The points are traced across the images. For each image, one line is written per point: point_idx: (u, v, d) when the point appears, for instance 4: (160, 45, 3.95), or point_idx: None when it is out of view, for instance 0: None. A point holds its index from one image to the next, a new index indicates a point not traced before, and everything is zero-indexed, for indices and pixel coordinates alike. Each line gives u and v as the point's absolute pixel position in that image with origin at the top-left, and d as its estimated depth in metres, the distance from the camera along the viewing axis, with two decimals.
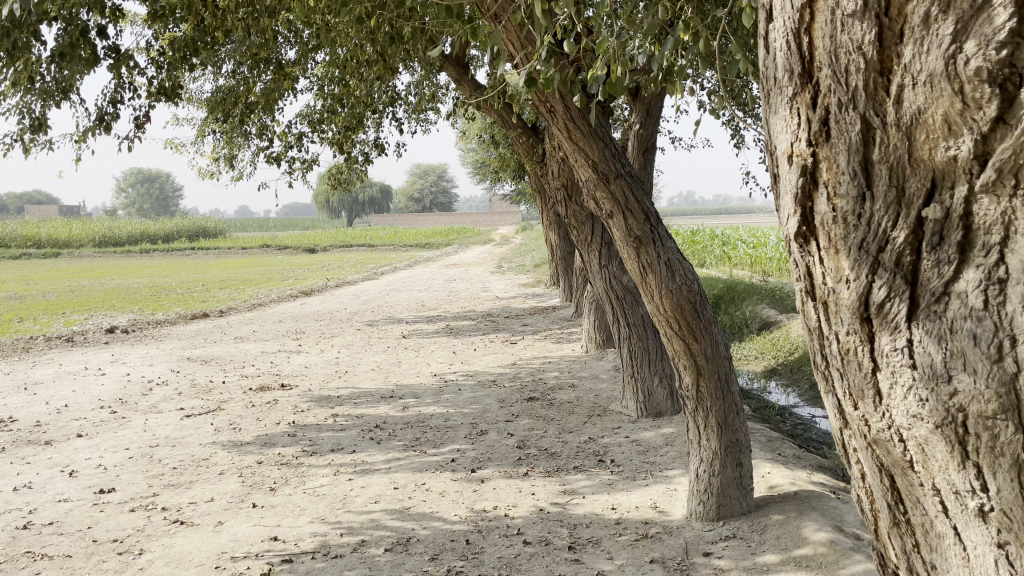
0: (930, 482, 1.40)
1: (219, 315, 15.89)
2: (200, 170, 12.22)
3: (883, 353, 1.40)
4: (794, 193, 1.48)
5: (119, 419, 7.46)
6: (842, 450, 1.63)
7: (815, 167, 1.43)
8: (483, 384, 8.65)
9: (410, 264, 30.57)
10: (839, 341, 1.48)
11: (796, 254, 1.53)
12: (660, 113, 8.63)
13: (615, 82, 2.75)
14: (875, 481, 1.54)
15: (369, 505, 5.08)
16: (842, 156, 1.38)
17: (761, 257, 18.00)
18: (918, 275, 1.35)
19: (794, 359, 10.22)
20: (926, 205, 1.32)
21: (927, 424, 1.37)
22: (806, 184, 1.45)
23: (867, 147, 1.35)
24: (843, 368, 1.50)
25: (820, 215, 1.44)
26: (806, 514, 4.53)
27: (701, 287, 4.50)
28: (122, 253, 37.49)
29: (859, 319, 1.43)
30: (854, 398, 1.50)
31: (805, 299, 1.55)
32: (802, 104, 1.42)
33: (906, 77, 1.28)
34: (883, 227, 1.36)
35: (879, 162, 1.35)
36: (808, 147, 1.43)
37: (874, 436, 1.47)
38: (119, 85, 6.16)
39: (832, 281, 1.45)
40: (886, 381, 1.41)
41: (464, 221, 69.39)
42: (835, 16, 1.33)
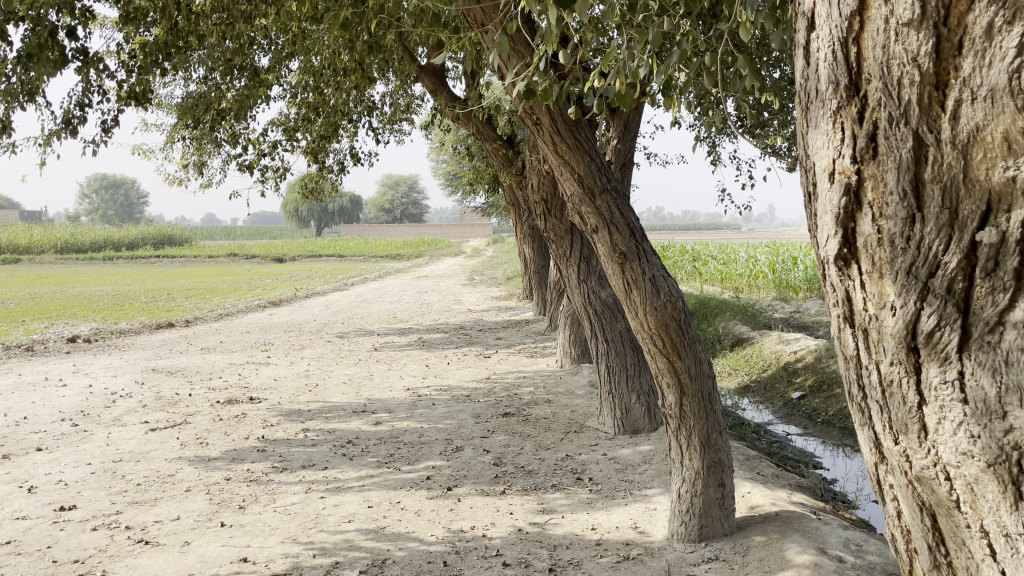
0: (977, 524, 1.43)
1: (185, 325, 15.57)
2: (168, 177, 11.98)
3: (930, 385, 1.43)
4: (835, 213, 1.49)
5: (80, 433, 7.21)
6: (877, 488, 1.67)
7: (859, 185, 1.43)
8: (457, 398, 8.52)
9: (381, 275, 30.30)
10: (880, 371, 1.50)
11: (835, 276, 1.54)
12: (638, 128, 8.60)
13: (623, 95, 2.67)
14: (914, 520, 1.57)
15: (342, 525, 4.93)
16: (889, 175, 1.38)
17: (730, 273, 18.09)
18: (970, 303, 1.35)
19: (767, 376, 10.23)
20: (981, 228, 1.32)
21: (978, 462, 1.40)
22: (849, 204, 1.46)
23: (919, 164, 1.35)
24: (883, 400, 1.52)
25: (862, 237, 1.45)
26: (788, 535, 4.48)
27: (685, 304, 4.42)
28: (86, 260, 36.79)
29: (905, 349, 1.44)
30: (894, 432, 1.52)
31: (842, 326, 1.56)
32: (848, 117, 1.43)
33: (964, 91, 1.28)
34: (934, 251, 1.36)
35: (930, 181, 1.35)
36: (852, 164, 1.43)
37: (917, 474, 1.50)
38: (87, 89, 6.00)
39: (874, 308, 1.47)
40: (933, 417, 1.44)
41: (434, 233, 69.18)
42: (888, 26, 1.33)
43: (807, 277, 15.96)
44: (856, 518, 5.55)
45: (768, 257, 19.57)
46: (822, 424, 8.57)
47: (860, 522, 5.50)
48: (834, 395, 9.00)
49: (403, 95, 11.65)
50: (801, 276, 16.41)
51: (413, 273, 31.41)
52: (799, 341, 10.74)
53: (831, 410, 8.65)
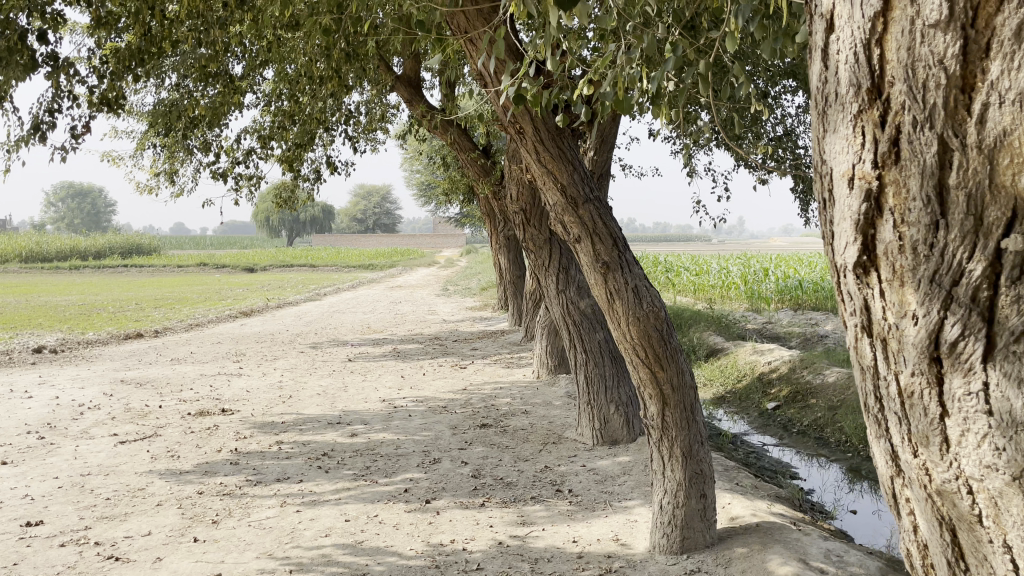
0: (1000, 538, 1.45)
1: (154, 336, 15.30)
2: (138, 185, 11.80)
3: (953, 396, 1.44)
4: (855, 220, 1.50)
5: (47, 446, 7.02)
6: (893, 502, 1.69)
7: (880, 192, 1.44)
8: (434, 410, 8.43)
9: (354, 286, 30.07)
10: (899, 382, 1.52)
11: (853, 284, 1.55)
12: (615, 140, 8.61)
13: (619, 102, 2.57)
14: (933, 535, 1.60)
15: (319, 540, 4.83)
16: (913, 181, 1.40)
17: (703, 284, 18.20)
18: (995, 313, 1.37)
19: (742, 387, 10.27)
20: (1006, 236, 1.33)
21: (1003, 475, 1.41)
22: (869, 210, 1.47)
23: (944, 170, 1.36)
24: (904, 412, 1.54)
25: (882, 244, 1.47)
26: (770, 546, 4.47)
27: (669, 314, 4.40)
28: (52, 269, 36.13)
29: (928, 359, 1.46)
30: (914, 444, 1.54)
31: (860, 335, 1.58)
32: (870, 121, 1.43)
33: (992, 94, 1.30)
34: (958, 258, 1.38)
35: (955, 187, 1.36)
36: (873, 170, 1.45)
37: (937, 487, 1.52)
38: (57, 94, 5.88)
39: (895, 317, 1.48)
40: (957, 429, 1.45)
41: (407, 243, 68.91)
42: (914, 26, 1.33)
43: (779, 289, 16.09)
44: (834, 529, 5.56)
45: (740, 269, 19.72)
46: (798, 434, 8.61)
47: (839, 532, 5.51)
48: (808, 405, 9.05)
49: (379, 104, 11.58)
50: (773, 287, 16.54)
51: (386, 283, 31.21)
52: (773, 352, 10.81)
53: (806, 421, 8.70)
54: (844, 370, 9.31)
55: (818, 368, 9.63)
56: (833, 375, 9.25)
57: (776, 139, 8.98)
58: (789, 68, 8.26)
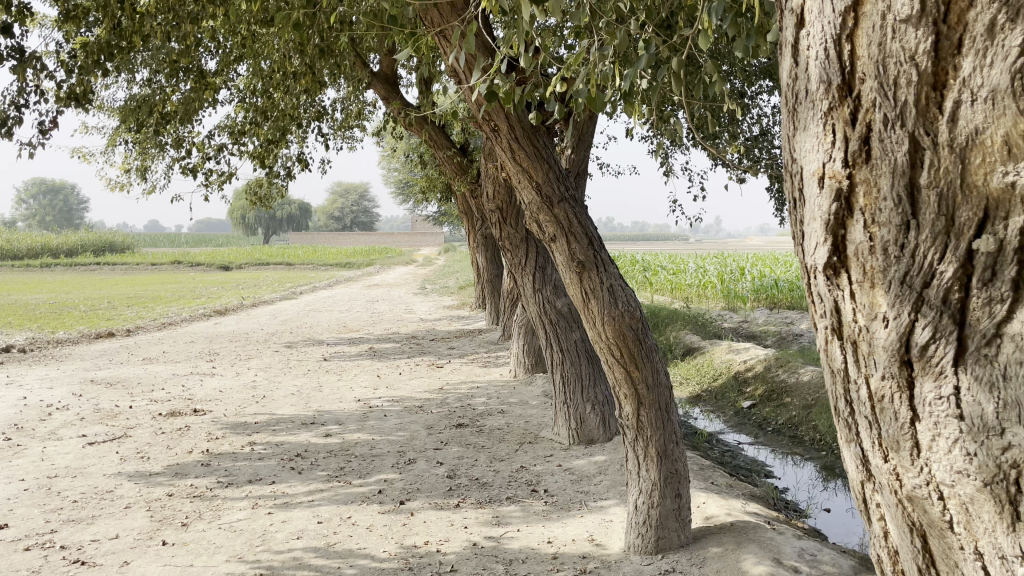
0: (972, 546, 1.44)
1: (126, 335, 15.08)
2: (108, 182, 11.63)
3: (924, 401, 1.43)
4: (825, 220, 1.49)
5: (12, 447, 6.87)
6: (863, 507, 1.68)
7: (850, 190, 1.43)
8: (409, 409, 8.37)
9: (330, 284, 29.85)
10: (870, 386, 1.51)
11: (823, 285, 1.54)
12: (592, 139, 8.61)
13: (592, 98, 2.51)
14: (904, 541, 1.58)
15: (290, 542, 4.76)
16: (883, 180, 1.38)
17: (680, 283, 18.24)
18: (966, 315, 1.35)
19: (718, 386, 10.31)
20: (977, 237, 1.32)
21: (974, 481, 1.40)
22: (840, 210, 1.46)
23: (914, 169, 1.35)
24: (874, 415, 1.52)
25: (853, 245, 1.46)
26: (744, 546, 4.47)
27: (643, 314, 4.38)
28: (22, 266, 35.57)
29: (899, 363, 1.44)
30: (885, 448, 1.53)
31: (831, 337, 1.57)
32: (840, 119, 1.42)
33: (964, 91, 1.28)
34: (929, 260, 1.36)
35: (927, 186, 1.34)
36: (843, 169, 1.43)
37: (908, 493, 1.51)
38: (22, 89, 5.76)
39: (865, 319, 1.47)
40: (927, 434, 1.44)
41: (384, 241, 68.61)
42: (885, 22, 1.32)
43: (754, 288, 16.18)
44: (808, 527, 5.58)
45: (717, 268, 19.83)
46: (772, 433, 8.65)
47: (812, 531, 5.53)
48: (783, 404, 9.11)
49: (355, 101, 11.50)
50: (749, 286, 16.64)
51: (362, 282, 30.97)
52: (749, 350, 10.86)
53: (781, 420, 8.74)
54: (818, 368, 9.37)
55: (792, 366, 9.69)
56: (807, 374, 9.30)
57: (752, 138, 9.02)
58: (764, 68, 8.31)
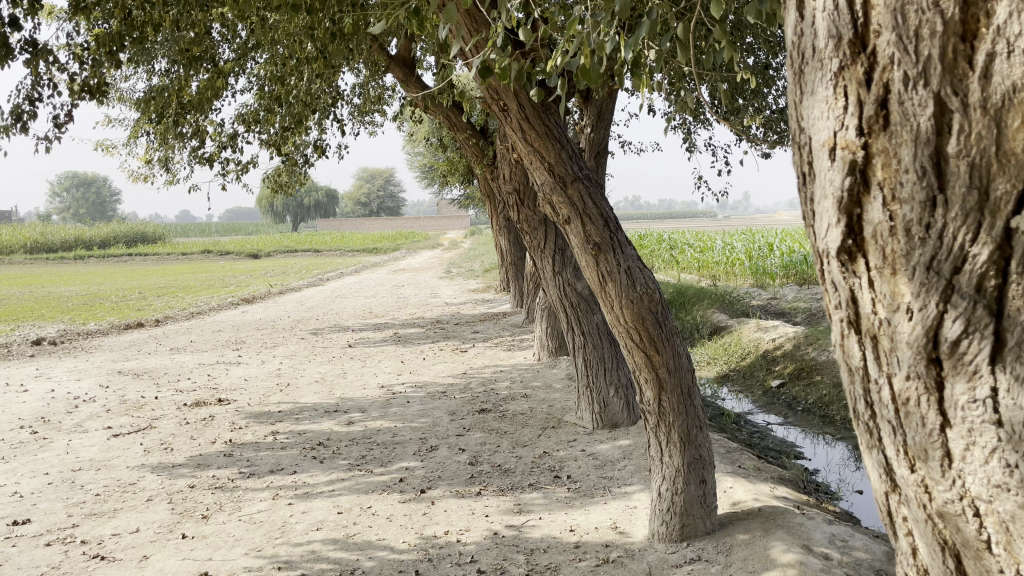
0: (1012, 568, 1.39)
1: (155, 325, 15.18)
2: (131, 173, 11.66)
3: (956, 404, 1.37)
4: (839, 197, 1.41)
5: (38, 441, 6.91)
6: (888, 521, 1.63)
7: (867, 162, 1.35)
8: (432, 395, 8.30)
9: (358, 270, 29.92)
10: (893, 386, 1.44)
11: (838, 272, 1.46)
12: (612, 116, 8.42)
13: (588, 68, 2.34)
14: (933, 560, 1.53)
15: (309, 534, 4.71)
16: (904, 149, 1.30)
17: (707, 261, 17.95)
18: (1003, 305, 1.30)
19: (747, 365, 10.12)
20: (1015, 213, 1.25)
21: (1014, 496, 1.35)
22: (855, 185, 1.38)
23: (941, 135, 1.27)
24: (901, 423, 1.46)
25: (871, 227, 1.38)
26: (772, 532, 4.33)
27: (662, 296, 4.24)
28: (55, 259, 36.11)
29: (927, 362, 1.38)
30: (911, 458, 1.47)
31: (848, 331, 1.49)
32: (853, 79, 1.34)
33: (997, 42, 1.21)
34: (961, 243, 1.29)
35: (956, 155, 1.27)
36: (858, 138, 1.35)
37: (938, 509, 1.46)
38: (36, 83, 5.71)
39: (887, 311, 1.40)
40: (961, 444, 1.38)
41: (411, 225, 68.68)
42: None
43: (783, 263, 15.88)
44: (840, 511, 5.41)
45: (745, 244, 19.49)
46: (803, 413, 8.45)
47: (845, 514, 5.37)
48: (813, 383, 8.90)
49: (373, 85, 11.36)
50: (777, 262, 16.32)
51: (390, 267, 30.98)
52: (778, 328, 10.62)
53: (812, 399, 8.55)
54: None
55: (823, 344, 9.45)
56: None
57: (778, 110, 8.77)
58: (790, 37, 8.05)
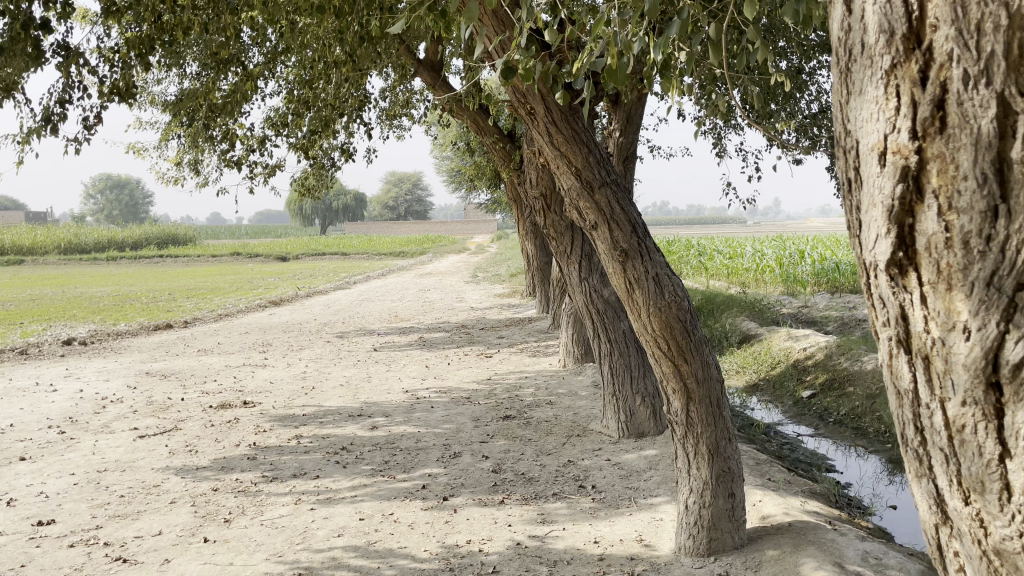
0: None
1: (184, 327, 15.31)
2: (161, 176, 11.78)
3: (1015, 432, 1.34)
4: (889, 205, 1.41)
5: (66, 441, 6.97)
6: (937, 554, 1.60)
7: (921, 167, 1.35)
8: (457, 401, 8.26)
9: (384, 273, 30.01)
10: (946, 412, 1.43)
11: (887, 286, 1.45)
12: (641, 120, 8.34)
13: (615, 69, 2.26)
14: None
15: (331, 540, 4.68)
16: (962, 154, 1.31)
17: (737, 267, 17.76)
18: None
19: (776, 374, 9.96)
20: None
21: None
22: (907, 193, 1.38)
23: (1003, 140, 1.27)
24: (957, 452, 1.44)
25: (925, 237, 1.37)
26: (803, 548, 4.22)
27: (691, 305, 4.16)
28: (89, 260, 36.71)
29: (985, 386, 1.36)
30: (966, 490, 1.45)
31: (897, 350, 1.48)
32: (907, 78, 1.34)
33: None
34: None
35: (1018, 160, 1.27)
36: (912, 142, 1.35)
37: (995, 545, 1.43)
38: (68, 85, 5.77)
39: (941, 330, 1.39)
40: (1020, 475, 1.35)
41: (438, 229, 68.88)
42: None
43: (814, 271, 15.65)
44: (872, 527, 5.27)
45: (775, 251, 19.23)
46: (834, 424, 8.29)
47: (878, 531, 5.23)
48: (845, 394, 8.71)
49: (402, 89, 11.38)
50: (808, 270, 16.08)
51: (416, 271, 31.01)
52: (809, 337, 10.44)
53: (844, 411, 8.38)
54: None
55: (855, 354, 9.26)
56: (871, 362, 8.87)
57: (810, 116, 8.62)
58: (823, 41, 7.92)
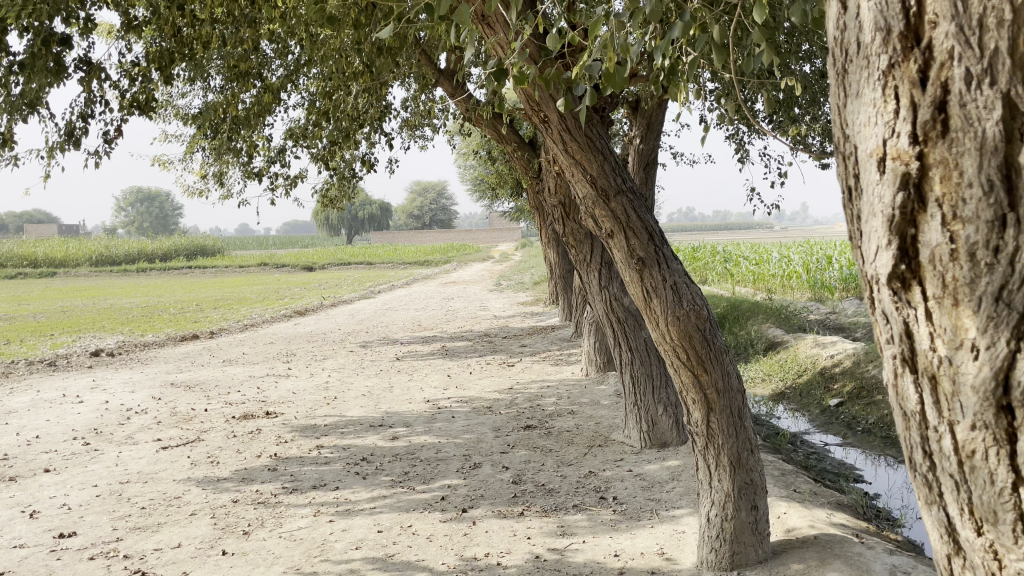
0: None
1: (210, 337, 15.43)
2: (187, 187, 11.89)
3: None
4: (889, 215, 1.42)
5: (90, 452, 7.02)
6: None
7: (923, 173, 1.36)
8: (478, 410, 8.22)
9: (409, 282, 30.11)
10: (955, 436, 1.43)
11: (890, 299, 1.46)
12: (662, 127, 8.28)
13: (612, 73, 2.25)
14: None
15: (349, 553, 4.65)
16: (966, 160, 1.32)
17: (763, 273, 17.56)
18: None
19: (803, 382, 9.81)
20: None
21: None
22: (908, 202, 1.39)
23: (1008, 145, 1.29)
24: (968, 479, 1.44)
25: (929, 249, 1.38)
26: (829, 562, 4.12)
27: (710, 314, 4.08)
28: (119, 272, 37.23)
29: (995, 409, 1.36)
30: (978, 521, 1.44)
31: (902, 369, 1.50)
32: (906, 79, 1.35)
33: None
34: None
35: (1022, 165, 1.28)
36: (913, 147, 1.36)
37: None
38: (90, 99, 5.84)
39: (947, 348, 1.40)
40: None
41: (463, 238, 69.02)
42: None
43: (842, 276, 15.44)
44: (902, 539, 5.14)
45: (802, 257, 19.01)
46: (862, 433, 8.12)
47: (906, 543, 5.10)
48: (874, 402, 8.55)
49: (423, 100, 11.43)
50: (836, 275, 15.85)
51: (441, 280, 31.07)
52: (836, 344, 10.27)
53: (872, 420, 8.21)
54: None
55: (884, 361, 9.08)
56: None
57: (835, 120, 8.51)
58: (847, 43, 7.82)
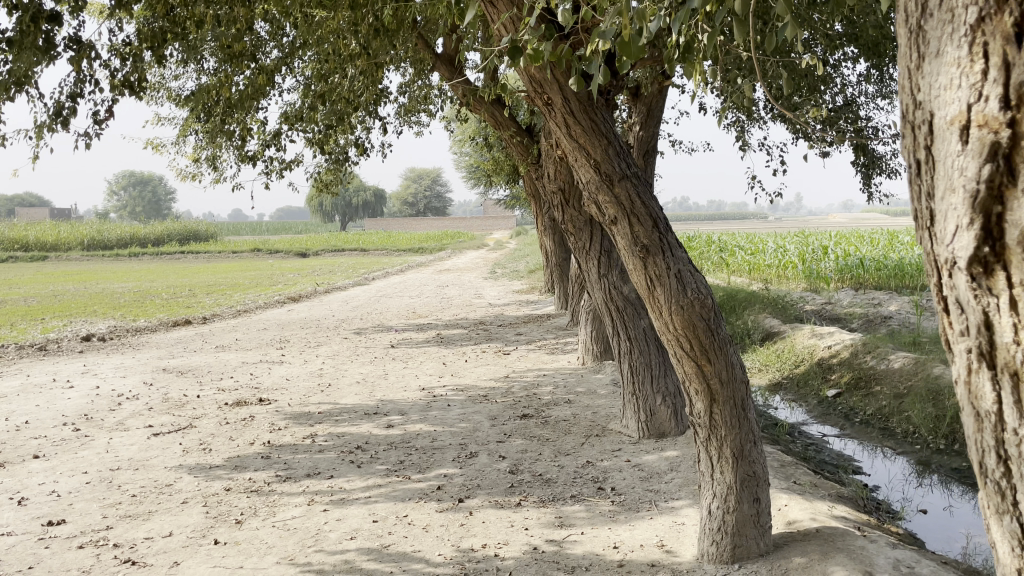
0: None
1: (202, 323, 15.30)
2: (179, 172, 11.75)
3: None
4: (973, 191, 1.40)
5: (80, 438, 6.92)
6: None
7: (1012, 142, 1.33)
8: (474, 399, 8.13)
9: (403, 269, 29.96)
10: None
11: (970, 283, 1.43)
12: (662, 114, 8.17)
13: (628, 42, 2.15)
14: None
15: (343, 543, 4.56)
16: None
17: (758, 264, 17.51)
18: None
19: (800, 372, 9.77)
20: None
21: None
22: (995, 173, 1.36)
23: None
24: None
25: (1016, 226, 1.35)
26: (832, 556, 4.05)
27: (716, 303, 3.99)
28: (111, 257, 36.97)
29: None
30: None
31: (979, 359, 1.45)
32: (995, 39, 1.33)
33: None
34: None
35: None
36: (1003, 114, 1.33)
37: None
38: (79, 79, 5.70)
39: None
40: None
41: (457, 225, 68.84)
42: None
43: (838, 267, 15.39)
44: (902, 532, 5.08)
45: (796, 247, 18.98)
46: (860, 424, 8.08)
47: (907, 536, 5.05)
48: (872, 393, 8.50)
49: (419, 85, 11.30)
50: (831, 266, 15.81)
51: (435, 267, 30.93)
52: (834, 335, 10.21)
53: (871, 411, 8.17)
54: (911, 355, 8.70)
55: (882, 352, 9.04)
56: (899, 360, 8.64)
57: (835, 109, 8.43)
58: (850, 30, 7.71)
